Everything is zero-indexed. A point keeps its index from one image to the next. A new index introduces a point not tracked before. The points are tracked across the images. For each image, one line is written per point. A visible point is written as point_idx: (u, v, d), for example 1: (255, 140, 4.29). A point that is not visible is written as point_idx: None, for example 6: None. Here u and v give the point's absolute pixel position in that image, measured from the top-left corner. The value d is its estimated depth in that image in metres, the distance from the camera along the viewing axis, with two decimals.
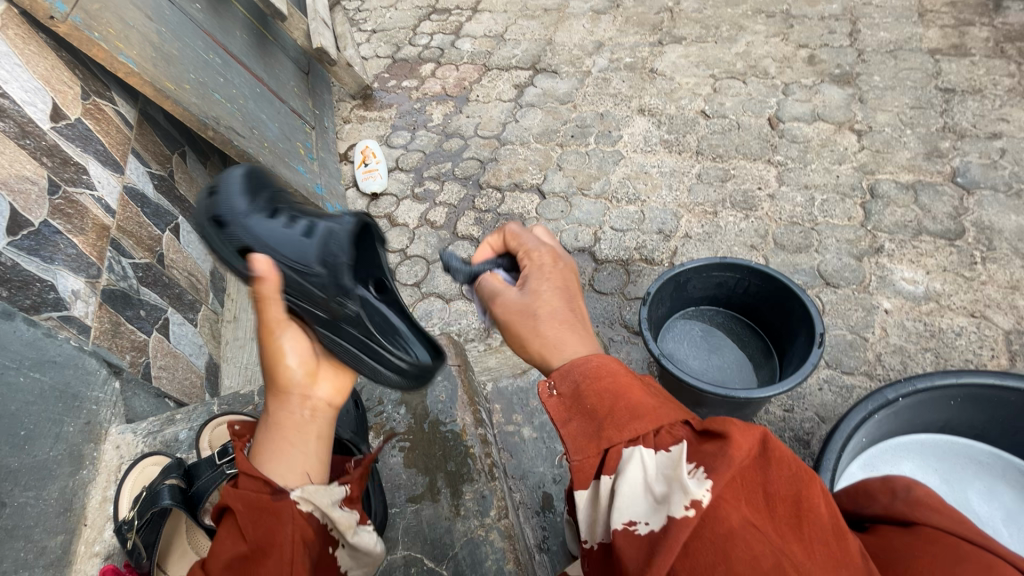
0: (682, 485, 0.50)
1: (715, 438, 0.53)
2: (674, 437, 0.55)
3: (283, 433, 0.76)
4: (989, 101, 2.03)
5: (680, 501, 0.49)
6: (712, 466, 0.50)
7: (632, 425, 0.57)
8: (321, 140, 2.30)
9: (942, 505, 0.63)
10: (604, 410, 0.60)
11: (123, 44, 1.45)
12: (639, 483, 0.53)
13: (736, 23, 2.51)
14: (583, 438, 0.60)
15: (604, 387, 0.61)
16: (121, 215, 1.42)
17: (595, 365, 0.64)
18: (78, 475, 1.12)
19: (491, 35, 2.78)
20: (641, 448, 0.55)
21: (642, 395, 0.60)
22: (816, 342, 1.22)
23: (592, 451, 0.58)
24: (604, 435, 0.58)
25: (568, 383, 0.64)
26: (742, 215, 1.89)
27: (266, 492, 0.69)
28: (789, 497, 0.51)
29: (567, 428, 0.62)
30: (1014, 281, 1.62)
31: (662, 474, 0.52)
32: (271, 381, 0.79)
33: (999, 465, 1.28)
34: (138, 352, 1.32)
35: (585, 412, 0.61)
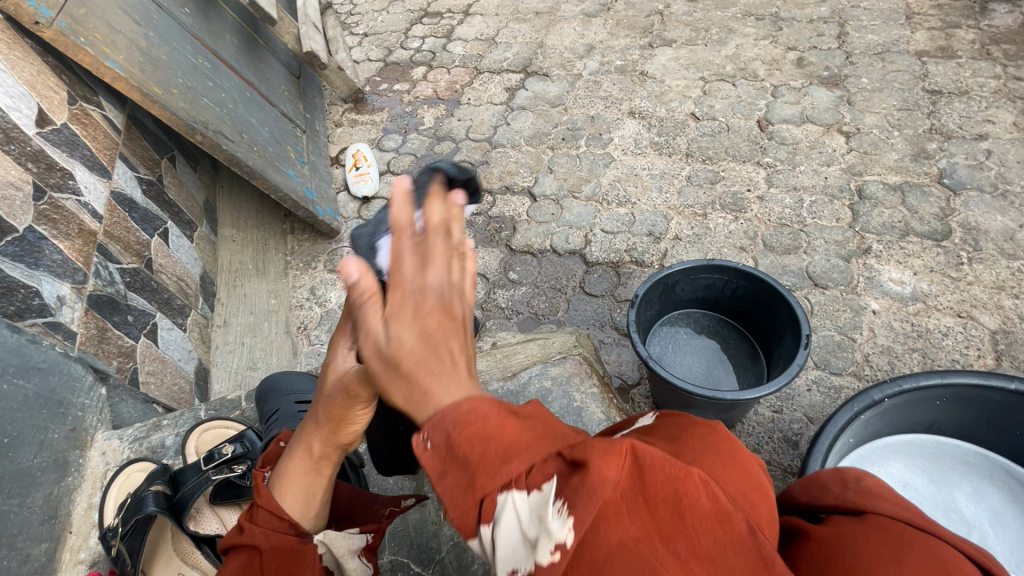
0: (547, 528, 0.42)
1: (579, 464, 0.44)
2: (545, 475, 0.44)
3: (312, 480, 0.83)
4: (976, 103, 2.05)
5: (545, 546, 0.42)
6: (574, 498, 0.42)
7: (502, 471, 0.44)
8: (312, 144, 2.30)
9: (890, 495, 0.65)
10: (472, 457, 0.45)
11: (110, 49, 1.44)
12: (516, 530, 0.44)
13: (726, 26, 2.52)
14: (459, 494, 0.47)
15: (475, 434, 0.45)
16: (108, 220, 1.41)
17: (465, 409, 0.47)
18: (63, 482, 1.12)
19: (483, 39, 2.79)
20: (513, 495, 0.44)
21: (518, 424, 0.47)
22: (802, 343, 1.22)
23: (469, 507, 0.45)
24: (477, 487, 0.45)
25: (440, 436, 0.47)
26: (732, 217, 1.90)
27: (292, 536, 0.80)
28: (669, 501, 0.43)
29: (444, 484, 0.47)
30: (1000, 281, 1.63)
31: (534, 517, 0.43)
32: (323, 430, 0.79)
33: (985, 465, 1.28)
34: (125, 358, 1.31)
35: (457, 461, 0.46)
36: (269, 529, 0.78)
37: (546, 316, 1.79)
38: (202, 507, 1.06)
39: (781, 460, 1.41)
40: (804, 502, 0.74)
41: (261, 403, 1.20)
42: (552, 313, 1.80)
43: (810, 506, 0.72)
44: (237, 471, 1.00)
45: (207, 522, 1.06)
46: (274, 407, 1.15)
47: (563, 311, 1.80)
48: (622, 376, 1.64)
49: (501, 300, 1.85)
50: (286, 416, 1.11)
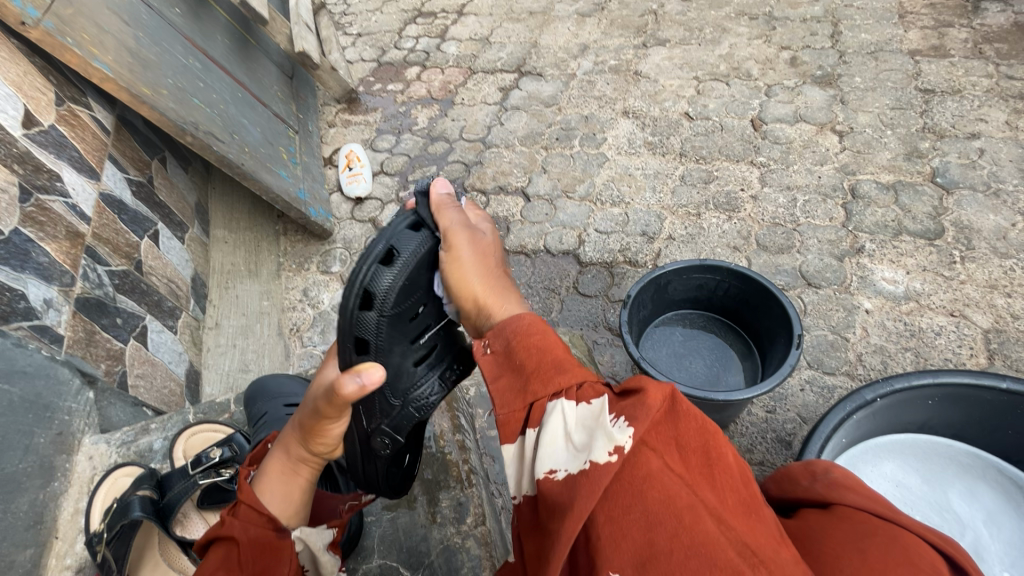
0: (607, 432, 0.57)
1: (634, 394, 0.60)
2: (595, 392, 0.64)
3: (296, 478, 0.86)
4: (968, 102, 2.05)
5: (603, 446, 0.56)
6: (632, 416, 0.57)
7: (556, 379, 0.67)
8: (305, 144, 2.29)
9: (857, 485, 0.66)
10: (530, 367, 0.69)
11: (98, 49, 1.43)
12: (560, 434, 0.62)
13: (719, 25, 2.52)
14: (511, 395, 0.69)
15: (534, 345, 0.71)
16: (97, 222, 1.40)
17: (526, 325, 0.74)
18: (49, 487, 1.10)
19: (477, 38, 2.78)
20: (563, 402, 0.64)
21: (566, 356, 0.70)
22: (794, 343, 1.22)
23: (519, 406, 0.68)
24: (529, 392, 0.68)
25: (501, 342, 0.74)
26: (725, 217, 1.90)
27: (270, 530, 0.80)
28: (700, 449, 0.57)
29: (497, 385, 0.71)
30: (993, 280, 1.63)
31: (582, 424, 0.61)
32: (307, 433, 0.85)
33: (978, 465, 1.28)
34: (113, 361, 1.30)
35: (514, 367, 0.71)
36: (249, 522, 0.79)
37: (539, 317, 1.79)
38: (189, 512, 1.05)
39: (773, 460, 1.41)
40: (775, 496, 0.74)
41: (249, 406, 1.20)
42: (546, 314, 1.79)
43: (780, 501, 0.72)
44: (225, 475, 0.99)
45: (194, 527, 1.05)
46: (262, 410, 1.15)
47: (557, 311, 1.79)
48: (615, 376, 1.64)
49: None
50: (275, 419, 1.11)
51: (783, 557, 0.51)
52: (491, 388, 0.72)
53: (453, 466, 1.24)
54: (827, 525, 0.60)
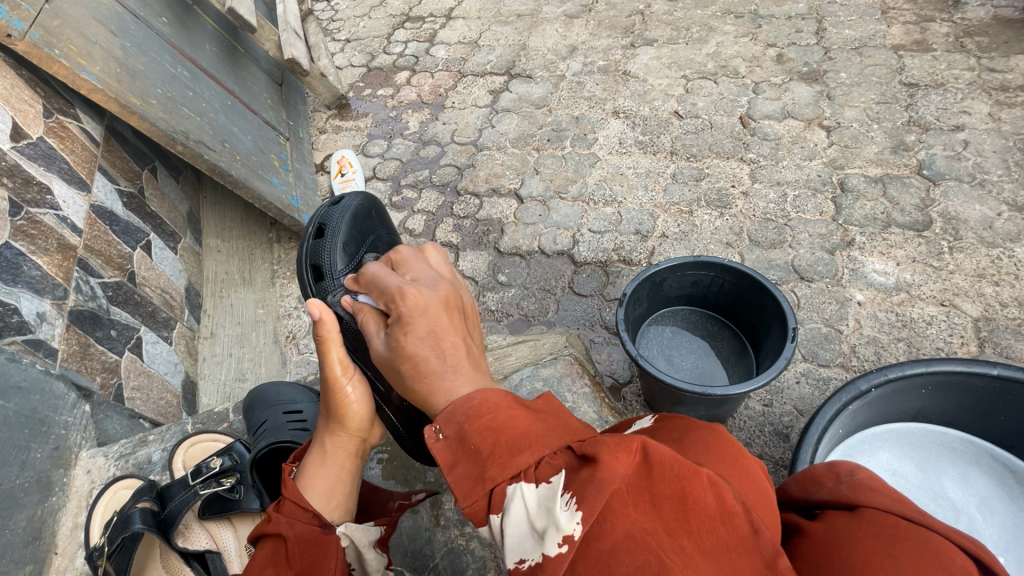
0: (555, 520, 0.49)
1: (588, 463, 0.50)
2: (554, 467, 0.53)
3: (334, 471, 0.90)
4: (952, 95, 2.08)
5: (553, 537, 0.49)
6: (582, 497, 0.48)
7: (513, 461, 0.54)
8: (296, 151, 2.28)
9: (880, 486, 0.70)
10: (485, 453, 0.56)
11: (86, 60, 1.43)
12: (523, 518, 0.52)
13: (706, 24, 2.54)
14: (468, 484, 0.56)
15: (485, 424, 0.58)
16: (88, 234, 1.39)
17: (475, 403, 0.61)
18: (47, 503, 1.09)
19: (465, 42, 2.79)
20: (522, 485, 0.53)
21: (527, 422, 0.58)
22: (789, 336, 1.23)
23: (477, 496, 0.54)
24: (487, 479, 0.55)
25: (452, 427, 0.60)
26: (717, 213, 1.92)
27: (316, 526, 0.83)
28: (674, 496, 0.49)
29: (452, 475, 0.58)
30: (981, 269, 1.65)
31: (543, 508, 0.51)
32: (333, 418, 0.92)
33: (971, 451, 1.30)
34: (109, 373, 1.29)
35: (468, 453, 0.57)
36: (294, 519, 0.82)
37: (535, 318, 1.80)
38: (191, 522, 1.04)
39: (772, 453, 1.42)
40: (799, 497, 0.78)
41: (249, 415, 1.19)
42: (542, 314, 1.80)
43: (805, 502, 0.76)
44: (225, 484, 0.99)
45: (197, 536, 1.04)
46: (262, 418, 1.15)
47: (553, 312, 1.80)
48: (613, 375, 1.65)
49: (491, 303, 1.86)
50: (274, 426, 1.11)
51: None
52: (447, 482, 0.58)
53: None
54: (856, 525, 0.63)
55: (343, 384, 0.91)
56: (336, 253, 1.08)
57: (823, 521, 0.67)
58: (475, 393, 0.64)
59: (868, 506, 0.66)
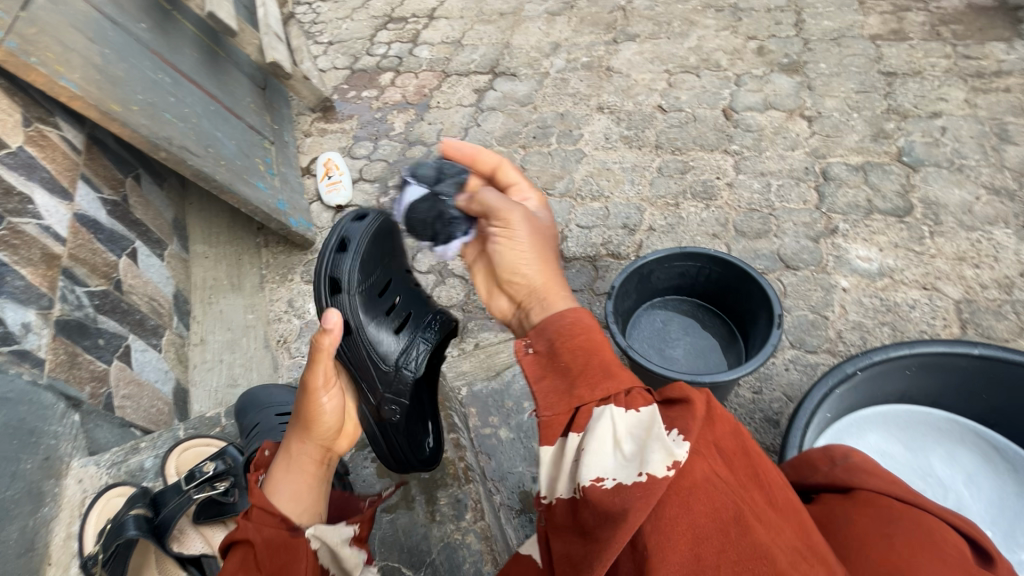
0: (664, 446, 0.56)
1: (681, 406, 0.61)
2: (645, 399, 0.62)
3: (301, 477, 0.89)
4: (929, 83, 2.12)
5: (661, 460, 0.55)
6: (683, 429, 0.58)
7: (601, 385, 0.64)
8: (281, 155, 2.27)
9: (875, 468, 0.70)
10: (575, 369, 0.66)
11: (65, 68, 1.43)
12: (609, 441, 0.60)
13: (687, 19, 2.56)
14: (556, 398, 0.66)
15: (580, 350, 0.68)
16: (72, 243, 1.38)
17: (569, 322, 0.72)
18: (39, 513, 1.06)
19: (449, 42, 2.79)
20: (612, 408, 0.62)
21: (608, 355, 0.68)
22: (775, 323, 1.26)
23: (564, 408, 0.64)
24: (575, 395, 0.64)
25: (544, 345, 0.71)
26: (703, 205, 1.93)
27: (283, 530, 0.81)
28: (739, 454, 0.59)
29: (538, 385, 0.68)
30: (961, 253, 1.69)
31: (633, 435, 0.59)
32: (304, 425, 0.91)
33: (956, 430, 1.33)
34: (98, 383, 1.28)
35: (558, 368, 0.68)
36: (261, 524, 0.81)
37: None
38: (185, 528, 1.04)
39: (763, 439, 1.45)
40: (793, 480, 0.78)
41: (241, 418, 1.20)
42: None
43: (798, 485, 0.77)
44: (220, 487, 0.99)
45: (191, 542, 1.03)
46: (254, 421, 1.15)
47: None
48: None
49: None
50: (267, 429, 1.11)
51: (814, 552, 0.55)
52: (533, 392, 0.68)
53: (450, 464, 1.24)
54: (853, 512, 0.64)
55: (319, 392, 0.91)
56: (344, 267, 0.99)
57: (818, 506, 0.68)
58: (568, 312, 0.74)
59: (863, 490, 0.67)
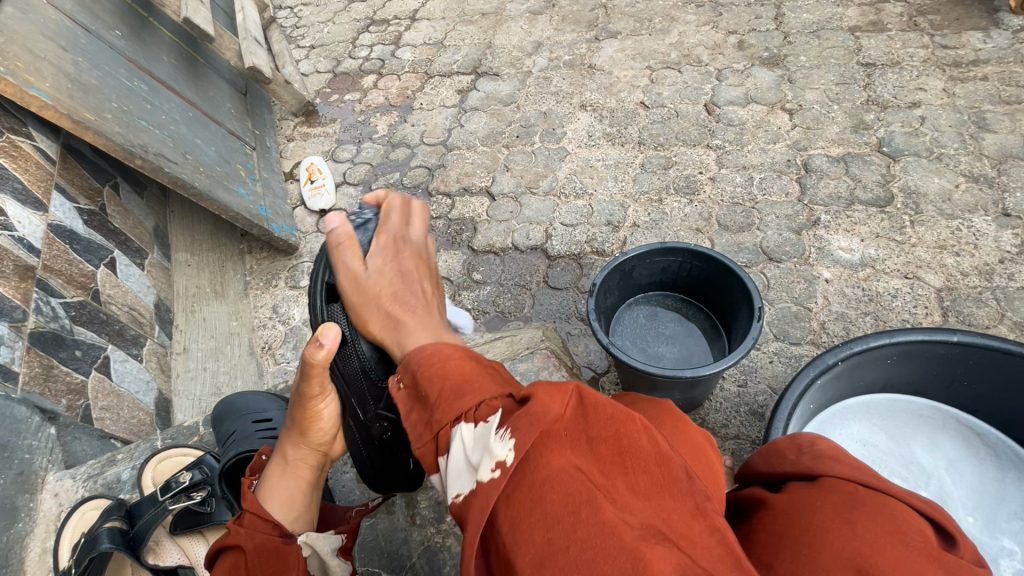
0: (490, 449, 0.49)
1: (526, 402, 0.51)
2: (493, 408, 0.53)
3: (295, 483, 0.93)
4: (907, 73, 2.13)
5: (486, 464, 0.48)
6: (516, 427, 0.49)
7: (456, 405, 0.56)
8: (263, 160, 2.25)
9: (841, 455, 0.71)
10: (433, 397, 0.58)
11: (34, 77, 1.40)
12: (462, 458, 0.52)
13: (668, 15, 2.56)
14: (420, 428, 0.59)
15: (437, 371, 0.60)
16: (47, 254, 1.36)
17: (428, 352, 0.65)
18: (14, 530, 1.07)
19: (431, 43, 2.78)
20: (461, 426, 0.54)
21: (471, 372, 0.59)
22: (755, 316, 1.25)
23: (426, 438, 0.57)
24: (434, 423, 0.57)
25: (408, 376, 0.64)
26: (686, 200, 1.94)
27: (276, 537, 0.84)
28: (612, 438, 0.48)
29: (408, 419, 0.61)
30: (941, 241, 1.69)
31: (479, 443, 0.51)
32: (300, 430, 0.94)
33: (938, 417, 1.34)
34: (75, 395, 1.27)
35: (421, 401, 0.60)
36: (254, 530, 0.83)
37: (512, 314, 1.80)
38: (162, 538, 1.03)
39: (747, 432, 1.45)
40: (764, 472, 0.78)
41: (217, 426, 1.18)
42: (518, 310, 1.81)
43: (768, 476, 0.77)
44: (196, 497, 0.98)
45: (167, 552, 1.03)
46: (231, 429, 1.13)
47: (529, 307, 1.80)
48: (590, 365, 1.66)
49: (466, 301, 1.86)
50: (243, 436, 1.10)
51: (698, 532, 0.45)
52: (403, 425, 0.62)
53: None
54: (817, 498, 0.64)
55: (318, 402, 0.92)
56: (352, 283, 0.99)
57: (784, 494, 0.68)
58: (431, 344, 0.67)
59: (827, 475, 0.67)
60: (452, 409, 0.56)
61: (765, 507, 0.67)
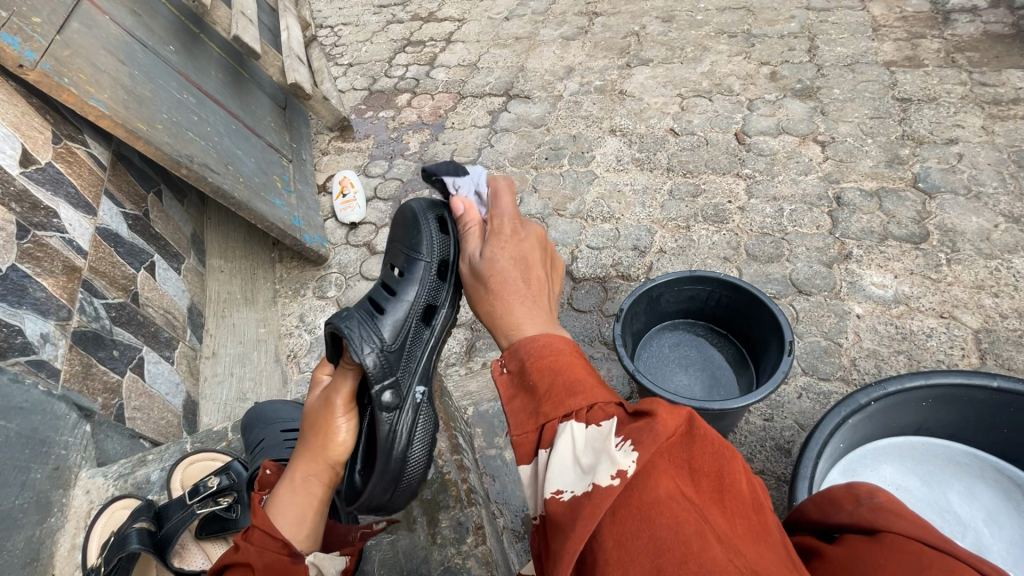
0: (611, 456, 0.53)
1: (643, 417, 0.56)
2: (606, 414, 0.60)
3: (306, 501, 0.85)
4: (944, 109, 2.11)
5: (606, 471, 0.53)
6: (637, 440, 0.53)
7: (567, 402, 0.63)
8: (299, 172, 2.32)
9: (904, 511, 0.66)
10: (543, 389, 0.66)
11: (94, 88, 1.48)
12: (569, 455, 0.58)
13: (700, 44, 2.59)
14: (523, 416, 0.66)
15: (546, 365, 0.68)
16: (93, 256, 1.42)
17: (541, 344, 0.72)
18: (46, 523, 1.08)
19: (465, 64, 2.85)
20: (573, 423, 0.60)
21: (582, 374, 0.66)
22: (786, 350, 1.23)
23: (530, 427, 0.64)
24: (542, 413, 0.64)
25: (516, 362, 0.73)
26: (714, 228, 1.93)
27: (285, 555, 0.77)
28: (713, 473, 0.53)
29: (512, 405, 0.69)
30: (979, 281, 1.65)
31: (590, 447, 0.57)
32: (320, 446, 0.90)
33: (976, 464, 1.29)
34: (110, 394, 1.31)
35: (527, 390, 0.68)
36: (263, 547, 0.76)
37: None
38: (187, 542, 1.06)
39: (774, 468, 1.41)
40: (817, 520, 0.74)
41: (246, 433, 1.21)
42: None
43: (822, 525, 0.73)
44: (222, 503, 1.00)
45: (192, 556, 1.06)
46: (260, 437, 1.16)
47: None
48: (613, 391, 1.65)
49: None
50: (272, 444, 1.12)
51: None
52: (505, 411, 0.69)
53: (452, 486, 1.24)
54: (878, 553, 0.60)
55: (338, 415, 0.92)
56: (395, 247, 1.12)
57: (843, 546, 0.64)
58: (542, 336, 0.75)
59: (890, 532, 0.62)
60: (561, 405, 0.63)
61: (820, 561, 0.64)
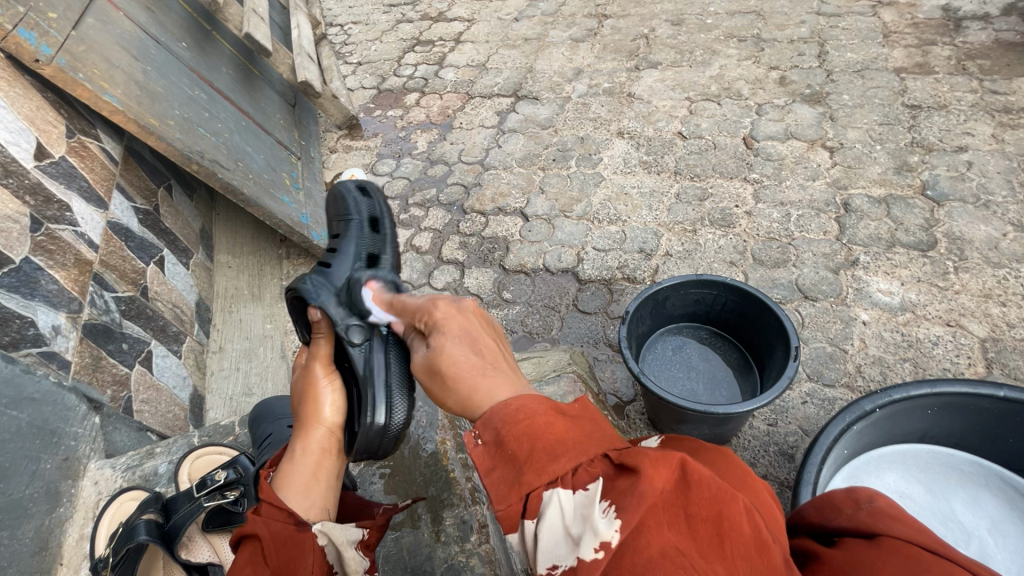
0: (593, 527, 0.54)
1: (629, 473, 0.56)
2: (592, 475, 0.59)
3: (311, 468, 0.90)
4: (954, 116, 2.10)
5: (590, 543, 0.53)
6: (622, 506, 0.53)
7: (551, 467, 0.60)
8: (307, 170, 2.33)
9: (903, 515, 0.66)
10: (523, 456, 0.62)
11: (108, 83, 1.49)
12: (559, 523, 0.58)
13: (709, 48, 2.59)
14: (505, 486, 0.62)
15: (524, 430, 0.63)
16: (104, 250, 1.43)
17: (515, 408, 0.66)
18: (55, 513, 1.09)
19: (474, 65, 2.86)
20: (559, 490, 0.59)
21: (562, 431, 0.63)
22: (791, 355, 1.23)
23: (514, 497, 0.61)
24: (523, 482, 0.61)
25: (490, 432, 0.66)
26: (721, 232, 1.93)
27: (291, 524, 0.80)
28: (710, 518, 0.54)
29: (491, 476, 0.64)
30: (987, 289, 1.65)
31: (578, 514, 0.56)
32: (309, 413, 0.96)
33: (980, 473, 1.29)
34: (119, 387, 1.32)
35: (505, 459, 0.63)
36: (270, 518, 0.81)
37: (539, 335, 1.81)
38: (194, 534, 1.07)
39: (777, 473, 1.41)
40: (817, 523, 0.75)
41: (253, 427, 1.23)
42: (546, 331, 1.81)
43: (822, 528, 0.73)
44: (229, 497, 1.01)
45: (199, 549, 1.07)
46: (267, 432, 1.18)
47: (557, 329, 1.81)
48: (616, 393, 1.65)
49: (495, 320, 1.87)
50: (279, 439, 1.14)
51: None
52: (485, 483, 0.64)
53: (456, 485, 1.25)
54: (876, 557, 0.60)
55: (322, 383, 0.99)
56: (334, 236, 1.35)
57: (842, 550, 0.64)
58: (515, 398, 0.68)
59: (889, 536, 0.63)
60: (545, 469, 0.61)
61: (818, 565, 0.64)
